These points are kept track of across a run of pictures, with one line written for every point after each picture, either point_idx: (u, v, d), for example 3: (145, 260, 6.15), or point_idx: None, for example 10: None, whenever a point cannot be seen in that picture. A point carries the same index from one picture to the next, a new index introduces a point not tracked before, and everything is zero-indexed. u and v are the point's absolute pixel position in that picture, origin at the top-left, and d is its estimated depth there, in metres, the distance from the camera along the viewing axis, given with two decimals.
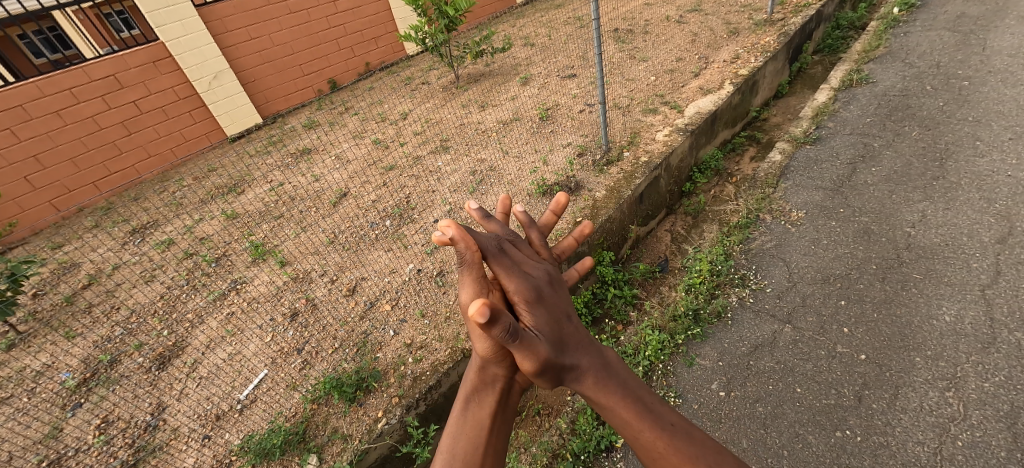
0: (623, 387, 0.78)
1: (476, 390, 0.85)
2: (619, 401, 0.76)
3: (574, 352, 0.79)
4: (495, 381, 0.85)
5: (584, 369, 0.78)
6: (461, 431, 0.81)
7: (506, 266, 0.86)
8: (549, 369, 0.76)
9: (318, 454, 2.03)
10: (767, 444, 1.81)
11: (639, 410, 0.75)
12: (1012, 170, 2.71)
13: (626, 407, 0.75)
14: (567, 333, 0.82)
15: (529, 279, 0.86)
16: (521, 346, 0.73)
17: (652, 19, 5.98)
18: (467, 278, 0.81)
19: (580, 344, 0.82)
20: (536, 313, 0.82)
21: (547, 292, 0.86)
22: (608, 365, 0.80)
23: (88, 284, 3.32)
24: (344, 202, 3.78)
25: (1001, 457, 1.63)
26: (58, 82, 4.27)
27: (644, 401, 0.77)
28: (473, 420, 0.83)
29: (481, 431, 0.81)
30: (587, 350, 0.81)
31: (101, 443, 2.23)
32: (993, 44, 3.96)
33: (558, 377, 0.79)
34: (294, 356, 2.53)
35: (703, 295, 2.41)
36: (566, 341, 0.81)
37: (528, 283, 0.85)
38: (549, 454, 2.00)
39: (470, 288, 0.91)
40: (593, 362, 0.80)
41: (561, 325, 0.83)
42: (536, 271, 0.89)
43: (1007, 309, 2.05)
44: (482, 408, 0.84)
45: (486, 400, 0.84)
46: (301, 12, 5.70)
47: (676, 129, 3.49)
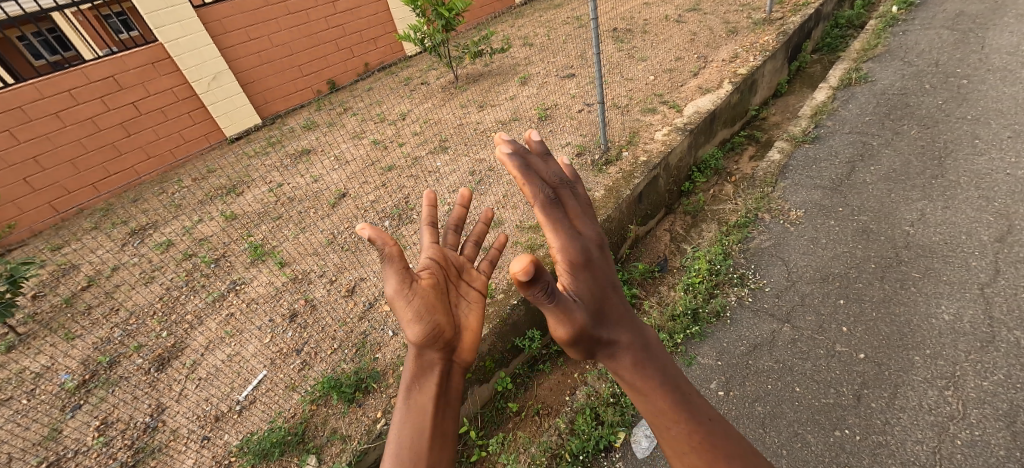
0: (660, 372, 0.79)
1: (415, 378, 0.91)
2: (655, 386, 0.76)
3: (611, 327, 0.84)
4: (432, 366, 0.92)
5: (621, 346, 0.82)
6: (408, 419, 0.85)
7: (553, 220, 0.92)
8: (584, 339, 0.81)
9: (318, 454, 2.02)
10: (766, 443, 1.80)
11: (671, 397, 0.75)
12: (1011, 168, 2.71)
13: (660, 395, 0.76)
14: (609, 308, 0.86)
15: (582, 249, 0.90)
16: (557, 310, 0.81)
17: (651, 19, 5.97)
18: (391, 272, 0.97)
19: (621, 320, 0.86)
20: (579, 279, 0.87)
21: (594, 258, 0.91)
22: (647, 346, 0.83)
23: (88, 285, 3.32)
24: (343, 203, 3.78)
25: (1001, 456, 1.62)
26: (58, 84, 4.28)
27: (680, 388, 0.78)
28: (417, 408, 0.87)
29: (425, 415, 0.86)
30: (626, 329, 0.85)
31: (101, 444, 2.23)
32: (992, 42, 3.96)
33: (591, 348, 0.83)
34: (294, 357, 2.53)
35: (702, 294, 2.41)
36: (608, 316, 0.85)
37: (576, 247, 0.90)
38: (548, 453, 1.98)
39: (401, 286, 0.96)
40: (631, 341, 0.83)
41: (605, 298, 0.88)
42: (588, 232, 0.95)
43: (1006, 307, 2.05)
44: (424, 393, 0.89)
45: (427, 385, 0.90)
46: (300, 13, 5.71)
47: (675, 129, 3.49)
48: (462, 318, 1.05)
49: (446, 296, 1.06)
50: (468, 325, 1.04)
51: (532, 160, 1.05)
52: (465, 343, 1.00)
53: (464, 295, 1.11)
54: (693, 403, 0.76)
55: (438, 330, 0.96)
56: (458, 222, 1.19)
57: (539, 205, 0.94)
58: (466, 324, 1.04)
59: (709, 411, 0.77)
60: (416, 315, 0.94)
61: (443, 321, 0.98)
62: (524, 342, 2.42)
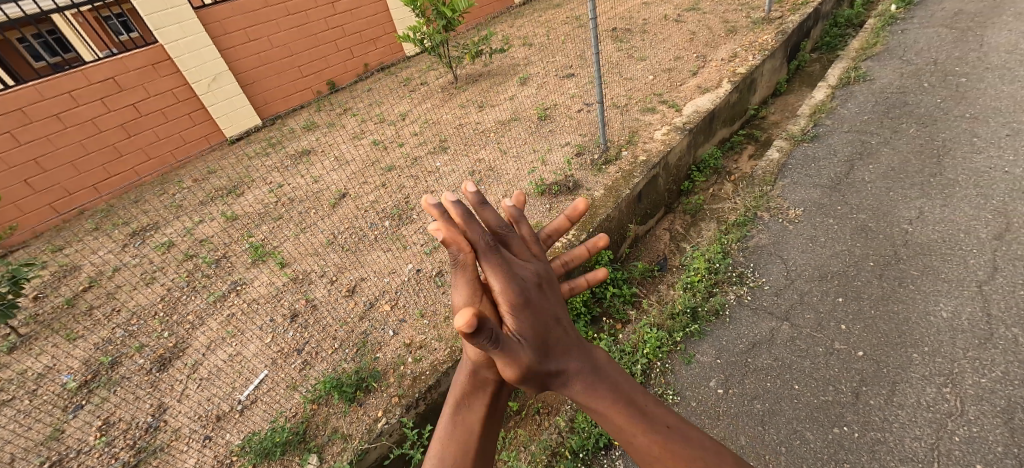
0: (614, 388, 0.70)
1: (470, 392, 0.77)
2: (610, 406, 0.67)
3: (559, 355, 0.70)
4: (491, 384, 0.78)
5: (572, 374, 0.69)
6: (451, 436, 0.74)
7: (492, 257, 0.73)
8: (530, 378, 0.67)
9: (319, 454, 2.03)
10: (765, 441, 1.81)
11: (630, 414, 0.67)
12: (1009, 166, 2.71)
13: (619, 412, 0.67)
14: (554, 335, 0.72)
15: (520, 282, 0.74)
16: (505, 355, 0.63)
17: (650, 18, 5.99)
18: (468, 266, 0.76)
19: (567, 344, 0.73)
20: (522, 317, 0.71)
21: (534, 293, 0.74)
22: (597, 365, 0.72)
23: (89, 286, 3.32)
24: (343, 203, 3.79)
25: (999, 452, 1.63)
26: (58, 85, 4.29)
27: (637, 404, 0.68)
28: (463, 427, 0.75)
29: (472, 438, 0.74)
30: (574, 351, 0.72)
31: (103, 444, 2.24)
32: (990, 41, 3.97)
33: (541, 382, 0.70)
34: (294, 356, 2.54)
35: (701, 293, 2.42)
36: (552, 345, 0.71)
37: (516, 282, 0.73)
38: (547, 451, 2.00)
39: (480, 284, 0.77)
40: (582, 364, 0.71)
41: (548, 328, 0.72)
42: (530, 267, 0.78)
43: (1004, 305, 2.06)
44: (472, 416, 0.76)
45: (479, 402, 0.77)
46: (299, 13, 5.72)
47: (674, 128, 3.50)
48: None
49: None
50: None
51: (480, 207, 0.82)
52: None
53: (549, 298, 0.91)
54: (652, 414, 0.68)
55: None
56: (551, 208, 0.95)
57: (481, 250, 0.73)
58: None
59: (673, 418, 0.69)
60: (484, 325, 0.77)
61: None
62: None
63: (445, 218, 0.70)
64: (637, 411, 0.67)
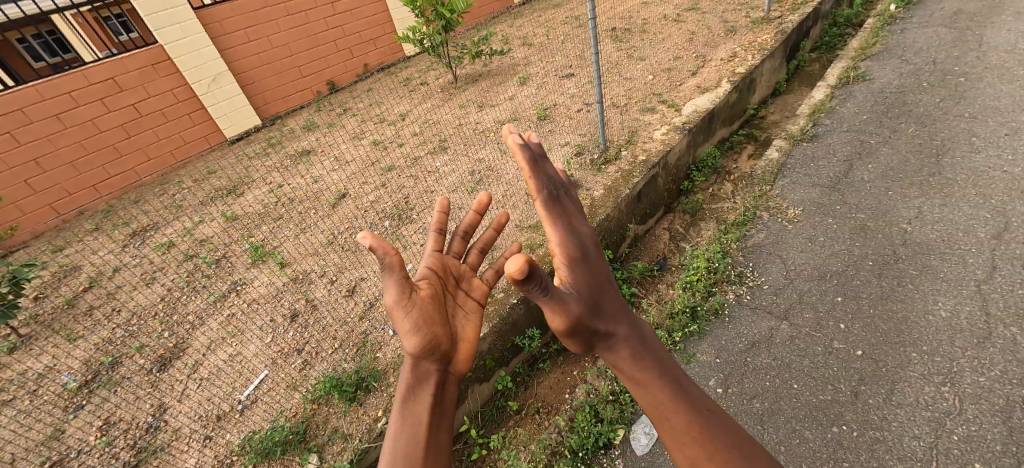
0: (657, 364, 0.87)
1: (413, 387, 0.95)
2: (652, 376, 0.85)
3: (609, 320, 0.90)
4: (430, 375, 0.98)
5: (620, 338, 0.89)
6: (403, 425, 0.89)
7: (553, 217, 1.00)
8: (580, 329, 0.88)
9: (319, 453, 2.04)
10: (765, 440, 1.82)
11: (670, 389, 0.83)
12: (1008, 166, 2.72)
13: (659, 385, 0.84)
14: (606, 301, 0.93)
15: (575, 244, 0.97)
16: (553, 302, 0.88)
17: (650, 18, 5.99)
18: (391, 280, 1.04)
19: (619, 314, 0.92)
20: (576, 275, 0.94)
21: (589, 254, 0.98)
22: (643, 339, 0.90)
23: (89, 286, 3.33)
24: (343, 203, 3.79)
25: (997, 450, 1.64)
26: (58, 86, 4.29)
27: (679, 385, 0.85)
28: (412, 419, 0.91)
29: (421, 425, 0.90)
30: (624, 322, 0.92)
31: (103, 444, 2.24)
32: (989, 41, 3.97)
33: (590, 339, 0.90)
34: (295, 356, 2.54)
35: (701, 292, 2.42)
36: (604, 310, 0.91)
37: (574, 243, 0.97)
38: (547, 451, 2.00)
39: (402, 297, 1.03)
40: (629, 334, 0.90)
41: (602, 294, 0.94)
42: (585, 229, 1.02)
43: (1003, 304, 2.07)
44: (420, 405, 0.94)
45: (424, 395, 0.95)
46: (299, 14, 5.72)
47: (674, 128, 3.50)
48: (458, 329, 1.12)
49: (445, 306, 1.13)
50: (466, 336, 1.11)
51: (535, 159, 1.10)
52: (461, 354, 1.08)
53: (461, 305, 1.20)
54: (692, 395, 0.84)
55: (437, 341, 1.02)
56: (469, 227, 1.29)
57: (542, 201, 1.02)
58: (464, 335, 1.11)
59: (708, 404, 0.84)
60: (415, 326, 1.00)
61: (441, 332, 1.04)
62: (524, 341, 2.43)
63: (374, 244, 0.99)
64: (678, 388, 0.83)
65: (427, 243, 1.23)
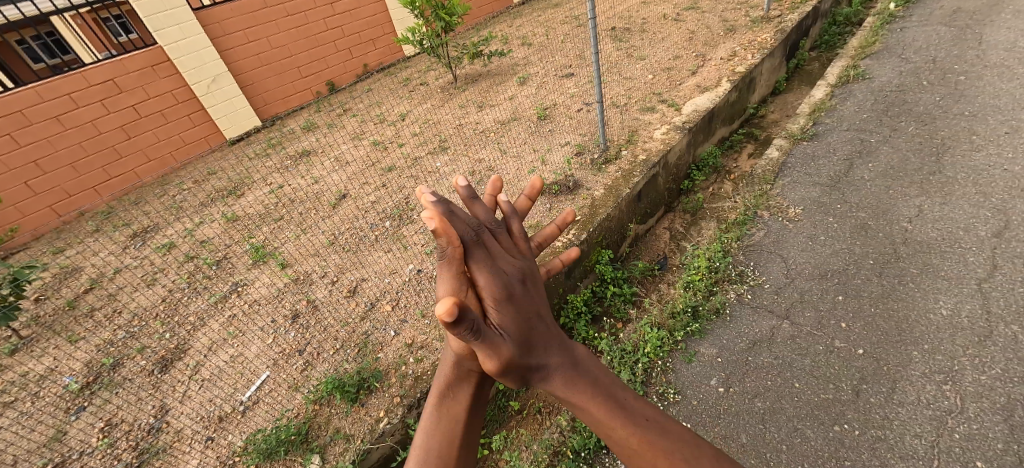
0: (593, 383, 0.81)
1: (451, 383, 0.92)
2: (588, 397, 0.78)
3: (541, 351, 0.81)
4: (470, 376, 0.92)
5: (552, 368, 0.80)
6: (437, 423, 0.89)
7: (481, 260, 0.83)
8: (514, 368, 0.77)
9: (321, 454, 2.03)
10: (766, 439, 1.82)
11: (607, 406, 0.78)
12: (1008, 164, 2.72)
13: (597, 403, 0.78)
14: (536, 333, 0.83)
15: (503, 281, 0.83)
16: (485, 344, 0.72)
17: (649, 17, 5.99)
18: None
19: (549, 342, 0.84)
20: (505, 312, 0.80)
21: (518, 292, 0.85)
22: (577, 362, 0.83)
23: (90, 288, 3.33)
24: (344, 203, 3.80)
25: (998, 449, 1.64)
26: (57, 87, 4.28)
27: (616, 399, 0.79)
28: (448, 417, 0.90)
29: (457, 423, 0.90)
30: (555, 349, 0.83)
31: (105, 445, 2.25)
32: (988, 39, 3.98)
33: (525, 375, 0.80)
34: (296, 357, 2.54)
35: (702, 291, 2.42)
36: (535, 341, 0.82)
37: (503, 279, 0.83)
38: (549, 451, 2.00)
39: None
40: (562, 360, 0.82)
41: (530, 325, 0.83)
42: (512, 268, 0.88)
43: (1004, 302, 2.07)
44: (456, 403, 0.91)
45: (461, 393, 0.92)
46: (298, 14, 5.73)
47: (674, 127, 3.50)
48: None
49: None
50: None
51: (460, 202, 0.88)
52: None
53: None
54: (631, 407, 0.78)
55: None
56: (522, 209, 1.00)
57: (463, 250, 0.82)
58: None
59: (650, 411, 0.79)
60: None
61: None
62: None
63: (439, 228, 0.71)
64: (614, 404, 0.78)
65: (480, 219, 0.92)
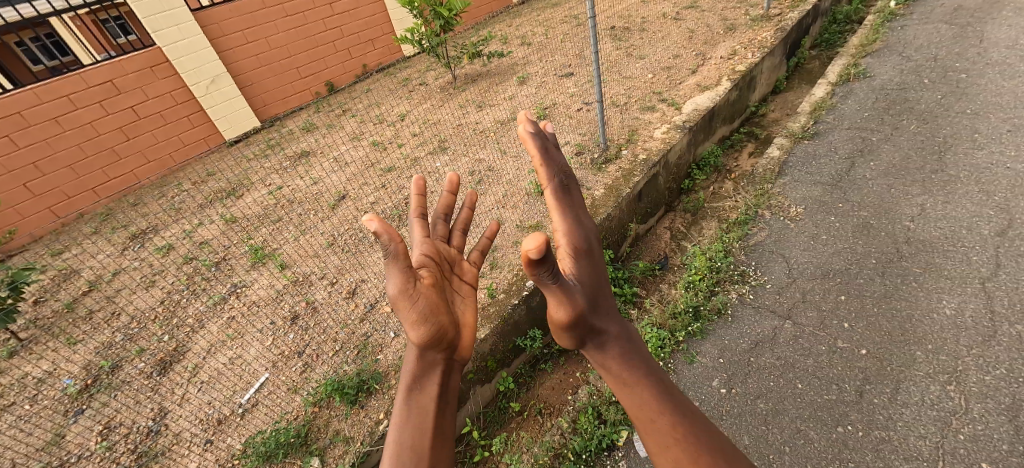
0: (645, 366, 0.90)
1: (417, 377, 0.95)
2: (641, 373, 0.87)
3: (604, 318, 0.95)
4: (435, 365, 0.97)
5: (611, 336, 0.93)
6: (408, 417, 0.90)
7: (563, 206, 1.09)
8: (579, 325, 0.93)
9: (321, 456, 2.02)
10: (768, 441, 1.80)
11: (657, 387, 0.86)
12: (1011, 162, 2.70)
13: (644, 382, 0.86)
14: (603, 300, 0.99)
15: (581, 237, 1.04)
16: (559, 289, 0.93)
17: (649, 17, 5.97)
18: (394, 269, 0.98)
19: (612, 314, 0.98)
20: (581, 265, 1.01)
21: (594, 248, 1.05)
22: (632, 340, 0.95)
23: (89, 290, 3.32)
24: (343, 204, 3.78)
25: (1003, 450, 1.62)
26: (56, 89, 4.27)
27: (664, 384, 0.87)
28: (418, 408, 0.91)
29: (427, 413, 0.91)
30: (617, 323, 0.97)
31: (104, 449, 2.23)
32: (990, 36, 3.96)
33: (585, 334, 0.94)
34: (295, 359, 2.53)
35: (703, 292, 2.40)
36: (601, 308, 0.97)
37: (580, 235, 1.04)
38: (550, 453, 1.99)
39: (405, 285, 0.97)
40: (620, 332, 0.95)
41: (599, 292, 1.00)
42: (589, 223, 1.10)
43: (1008, 301, 2.05)
44: (426, 394, 0.94)
45: (429, 385, 0.95)
46: (297, 15, 5.72)
47: (674, 126, 3.48)
48: (458, 316, 1.09)
49: (444, 293, 1.09)
50: (466, 321, 1.10)
51: (549, 149, 1.21)
52: (464, 339, 1.06)
53: (457, 289, 1.16)
54: (678, 397, 0.86)
55: (442, 331, 0.98)
56: (446, 209, 1.26)
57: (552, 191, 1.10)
58: (464, 321, 1.09)
59: (695, 408, 0.85)
60: (420, 317, 0.95)
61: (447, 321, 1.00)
62: (525, 342, 2.43)
63: (380, 229, 0.94)
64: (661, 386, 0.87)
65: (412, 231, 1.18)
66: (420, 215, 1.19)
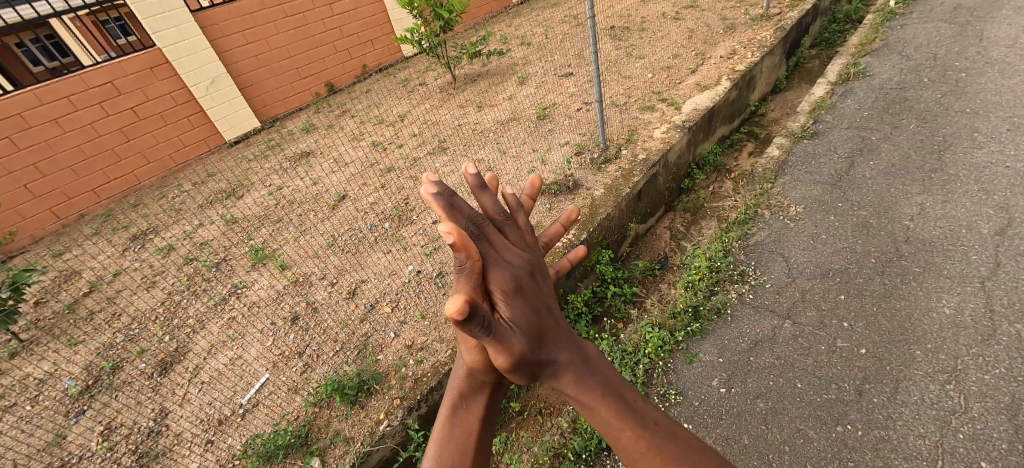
0: (604, 383, 0.72)
1: (465, 395, 0.80)
2: (600, 397, 0.69)
3: (551, 346, 0.73)
4: (483, 387, 0.81)
5: (561, 366, 0.72)
6: (451, 437, 0.77)
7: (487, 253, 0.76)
8: (525, 364, 0.69)
9: (321, 457, 2.02)
10: (767, 440, 1.81)
11: (619, 407, 0.69)
12: (1010, 161, 2.70)
13: (606, 404, 0.69)
14: (546, 328, 0.76)
15: (508, 273, 0.76)
16: (497, 341, 0.64)
17: (648, 16, 5.97)
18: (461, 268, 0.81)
19: (560, 338, 0.76)
20: (515, 304, 0.74)
21: (526, 284, 0.79)
22: (588, 360, 0.75)
23: (89, 291, 3.33)
24: (343, 204, 3.78)
25: (1003, 449, 1.62)
26: (56, 90, 4.27)
27: (626, 402, 0.70)
28: (462, 426, 0.79)
29: (471, 438, 0.78)
30: (565, 345, 0.76)
31: (105, 450, 2.24)
32: (989, 35, 3.96)
33: (534, 373, 0.71)
34: (296, 359, 2.53)
35: (703, 291, 2.40)
36: (545, 335, 0.74)
37: (508, 272, 0.77)
38: (550, 453, 1.99)
39: None
40: (573, 357, 0.74)
41: (541, 319, 0.76)
42: (518, 260, 0.81)
43: (1007, 300, 2.05)
44: (471, 414, 0.80)
45: (475, 404, 0.80)
46: (297, 15, 5.72)
47: (673, 126, 3.48)
48: None
49: None
50: None
51: (458, 198, 0.76)
52: None
53: None
54: (640, 411, 0.70)
55: None
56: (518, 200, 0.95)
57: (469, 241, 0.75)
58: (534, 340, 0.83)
59: (660, 418, 0.70)
60: (480, 335, 0.78)
61: None
62: None
63: (447, 204, 0.72)
64: (624, 404, 0.69)
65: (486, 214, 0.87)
66: (491, 202, 0.89)
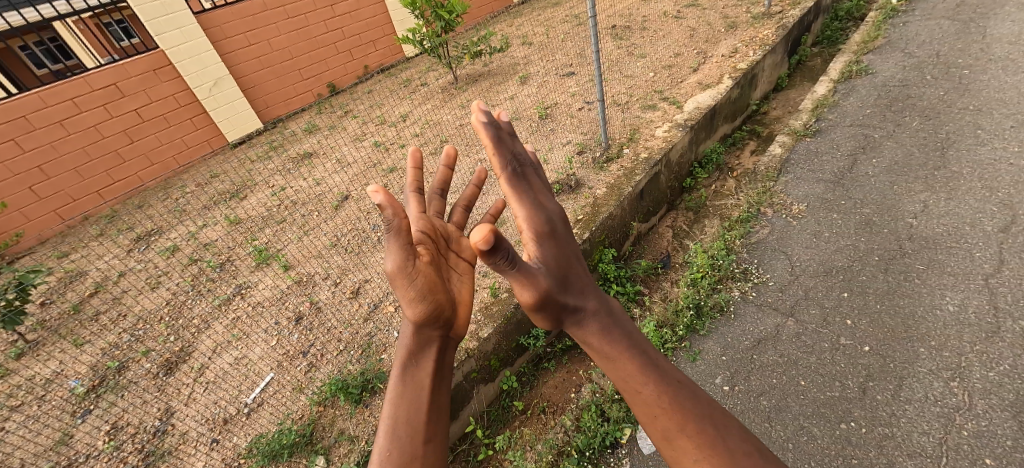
0: (626, 338, 0.88)
1: (415, 350, 0.97)
2: (620, 349, 0.85)
3: (578, 294, 0.94)
4: (431, 341, 0.99)
5: (588, 312, 0.91)
6: (404, 392, 0.92)
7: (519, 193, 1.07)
8: (549, 302, 0.91)
9: (326, 455, 2.04)
10: (772, 437, 1.81)
11: (639, 362, 0.84)
12: (1014, 158, 2.69)
13: (627, 356, 0.85)
14: (574, 279, 0.97)
15: (542, 220, 1.02)
16: (520, 275, 0.90)
17: (650, 15, 5.96)
18: (395, 243, 0.98)
19: (587, 290, 0.96)
20: (544, 247, 0.99)
21: (557, 229, 1.04)
22: (613, 314, 0.92)
23: (95, 291, 3.35)
24: (345, 205, 3.80)
25: (1008, 446, 1.62)
26: (60, 92, 4.30)
27: (648, 358, 0.85)
28: (413, 384, 0.93)
29: (422, 389, 0.93)
30: (593, 297, 0.95)
31: (112, 448, 2.26)
32: (992, 32, 3.94)
33: (560, 313, 0.93)
34: (300, 359, 2.55)
35: (705, 289, 2.41)
36: (574, 285, 0.95)
37: (541, 218, 1.03)
38: (554, 450, 1.99)
39: (404, 261, 0.98)
40: (597, 307, 0.93)
41: (569, 267, 0.98)
42: (551, 205, 1.08)
43: (1011, 298, 2.05)
44: (421, 370, 0.95)
45: (425, 359, 0.97)
46: (299, 17, 5.75)
47: (676, 125, 3.48)
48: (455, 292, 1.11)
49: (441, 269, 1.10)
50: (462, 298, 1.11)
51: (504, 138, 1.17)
52: (459, 316, 1.08)
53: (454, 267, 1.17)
54: (661, 369, 0.84)
55: (439, 309, 1.00)
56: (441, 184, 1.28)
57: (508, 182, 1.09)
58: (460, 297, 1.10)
59: (680, 377, 0.84)
60: (417, 294, 0.97)
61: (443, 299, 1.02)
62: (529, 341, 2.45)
63: (385, 201, 0.92)
64: (646, 361, 0.84)
65: (409, 206, 1.19)
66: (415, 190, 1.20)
